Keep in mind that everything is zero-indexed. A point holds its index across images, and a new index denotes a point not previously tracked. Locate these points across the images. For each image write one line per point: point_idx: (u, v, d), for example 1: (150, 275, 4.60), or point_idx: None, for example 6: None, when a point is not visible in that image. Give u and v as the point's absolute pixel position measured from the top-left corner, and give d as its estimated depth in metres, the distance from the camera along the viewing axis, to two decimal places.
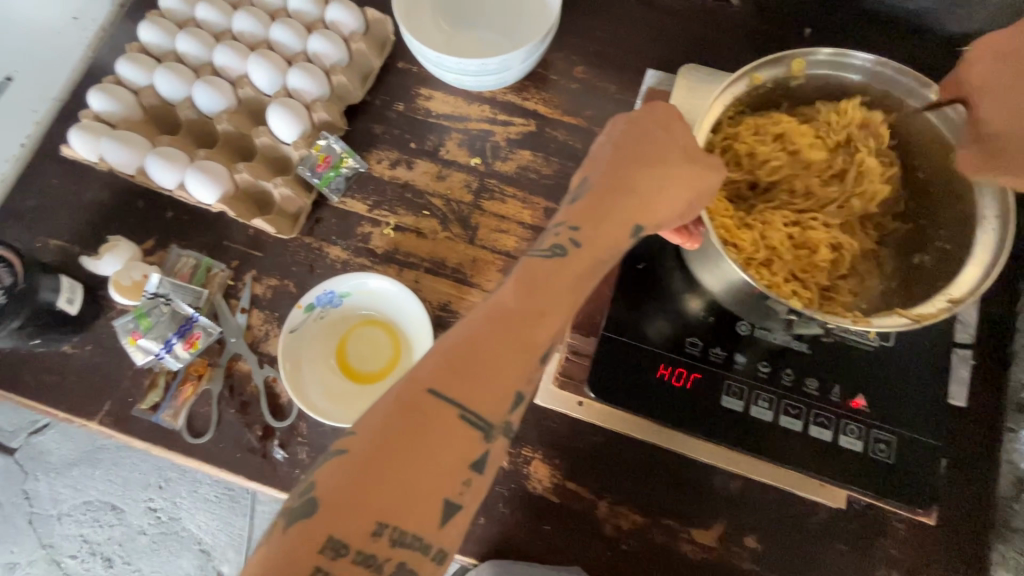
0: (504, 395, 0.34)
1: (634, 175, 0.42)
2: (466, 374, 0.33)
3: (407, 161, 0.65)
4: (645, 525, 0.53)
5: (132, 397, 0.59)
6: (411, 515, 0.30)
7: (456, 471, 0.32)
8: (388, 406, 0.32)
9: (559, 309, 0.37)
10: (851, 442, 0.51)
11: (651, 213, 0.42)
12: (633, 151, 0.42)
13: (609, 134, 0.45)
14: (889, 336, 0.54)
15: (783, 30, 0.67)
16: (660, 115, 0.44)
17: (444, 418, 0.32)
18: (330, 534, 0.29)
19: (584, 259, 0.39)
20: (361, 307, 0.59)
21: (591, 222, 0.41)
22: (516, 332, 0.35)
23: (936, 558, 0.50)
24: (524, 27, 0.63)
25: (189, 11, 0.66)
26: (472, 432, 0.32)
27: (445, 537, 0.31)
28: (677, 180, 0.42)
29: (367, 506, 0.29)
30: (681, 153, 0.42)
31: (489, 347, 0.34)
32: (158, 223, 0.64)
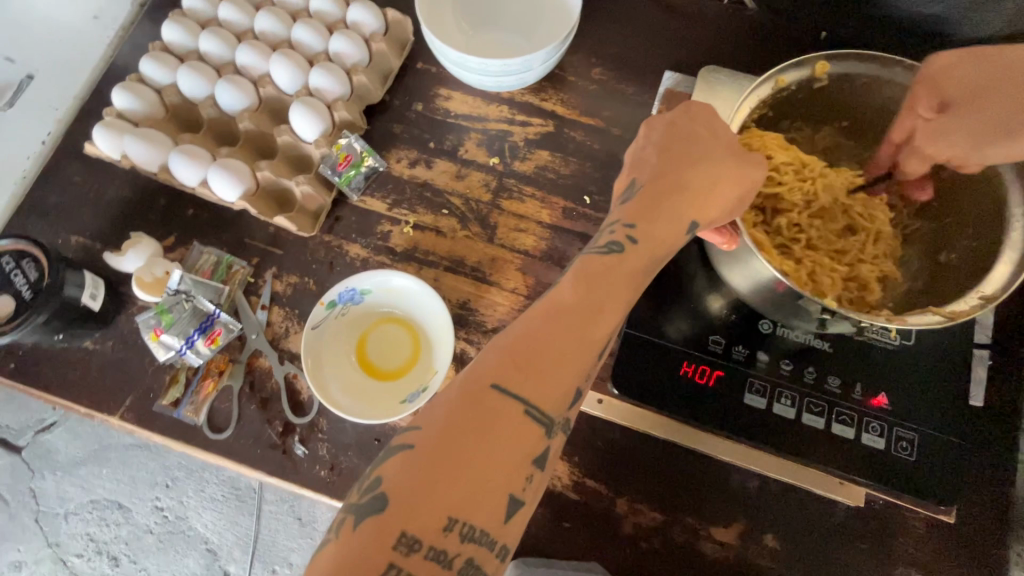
0: (565, 391, 0.34)
1: (685, 174, 0.43)
2: (527, 366, 0.34)
3: (427, 160, 0.65)
4: (665, 522, 0.53)
5: (153, 392, 0.59)
6: (479, 510, 0.30)
7: (521, 466, 0.32)
8: (453, 399, 0.33)
9: (613, 306, 0.38)
10: (872, 440, 0.52)
11: (707, 209, 0.43)
12: (681, 152, 0.44)
13: (648, 138, 0.46)
14: (910, 335, 0.54)
15: (799, 33, 0.68)
16: (702, 118, 0.45)
17: (508, 411, 0.32)
18: (405, 530, 0.29)
19: (639, 255, 0.40)
20: (383, 305, 0.59)
21: (644, 219, 0.42)
22: (572, 323, 0.36)
23: (957, 558, 0.51)
24: (544, 29, 0.63)
25: (212, 11, 0.67)
26: (534, 427, 0.33)
27: (509, 534, 0.31)
28: (727, 176, 0.43)
29: (437, 501, 0.29)
30: (728, 153, 0.44)
31: (544, 341, 0.35)
32: (180, 220, 0.64)
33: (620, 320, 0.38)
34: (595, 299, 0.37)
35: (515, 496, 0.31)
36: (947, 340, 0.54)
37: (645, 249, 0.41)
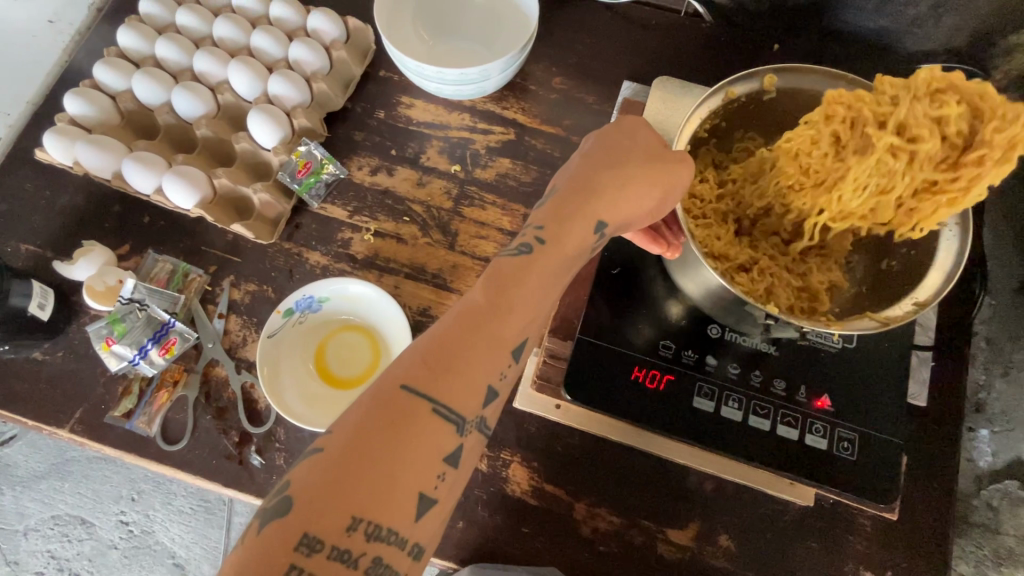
0: (476, 392, 0.35)
1: (597, 179, 0.44)
2: (439, 370, 0.34)
3: (388, 167, 0.65)
4: (622, 525, 0.54)
5: (105, 404, 0.58)
6: (388, 511, 0.30)
7: (432, 465, 0.32)
8: (368, 404, 0.33)
9: (524, 306, 0.38)
10: (815, 440, 0.53)
11: (616, 210, 0.44)
12: (599, 158, 0.46)
13: (580, 147, 0.48)
14: (851, 338, 0.56)
15: (754, 44, 0.70)
16: (625, 126, 0.48)
17: (418, 411, 0.32)
18: (305, 531, 0.29)
19: (551, 255, 0.41)
20: (341, 311, 0.59)
21: (556, 221, 0.42)
22: (483, 331, 0.36)
23: (901, 553, 0.53)
24: (503, 39, 0.64)
25: (169, 17, 0.66)
26: (445, 426, 0.33)
27: (421, 532, 0.32)
28: (637, 179, 0.44)
29: (344, 501, 0.30)
30: (644, 156, 0.45)
31: (456, 343, 0.35)
32: (134, 227, 0.63)
33: (531, 316, 0.39)
34: (507, 301, 0.38)
35: (425, 495, 0.32)
36: (890, 342, 0.56)
37: (556, 248, 0.41)
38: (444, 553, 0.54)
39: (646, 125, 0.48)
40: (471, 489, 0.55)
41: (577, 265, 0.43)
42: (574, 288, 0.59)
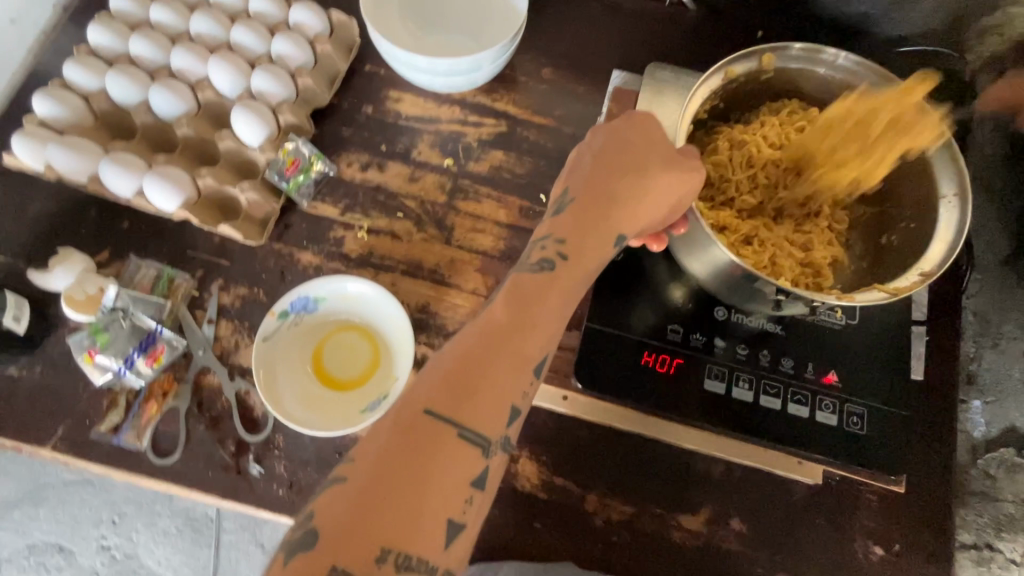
0: (500, 411, 0.34)
1: (617, 188, 0.43)
2: (464, 394, 0.33)
3: (379, 163, 0.64)
4: (635, 514, 0.54)
5: (90, 419, 0.55)
6: (416, 538, 0.29)
7: (458, 491, 0.31)
8: (389, 428, 0.32)
9: (544, 318, 0.38)
10: (825, 417, 0.53)
11: (635, 222, 0.44)
12: (616, 163, 0.44)
13: (590, 142, 0.46)
14: (854, 315, 0.56)
15: (738, 32, 0.71)
16: (639, 124, 0.46)
17: (441, 437, 0.32)
18: (334, 564, 0.27)
19: (572, 272, 0.40)
20: (338, 312, 0.57)
21: (576, 232, 0.42)
22: (506, 345, 0.36)
23: (905, 525, 0.54)
24: (491, 28, 0.63)
25: (143, 14, 0.64)
26: (469, 448, 0.32)
27: (452, 558, 0.30)
28: (657, 189, 0.44)
29: (373, 530, 0.29)
30: (661, 161, 0.44)
31: (480, 363, 0.35)
32: (114, 232, 0.60)
33: (551, 336, 0.38)
34: (529, 315, 0.38)
35: (454, 520, 0.31)
36: (887, 318, 0.57)
37: (578, 263, 0.41)
38: None
39: (657, 124, 0.47)
40: None
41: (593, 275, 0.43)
42: None
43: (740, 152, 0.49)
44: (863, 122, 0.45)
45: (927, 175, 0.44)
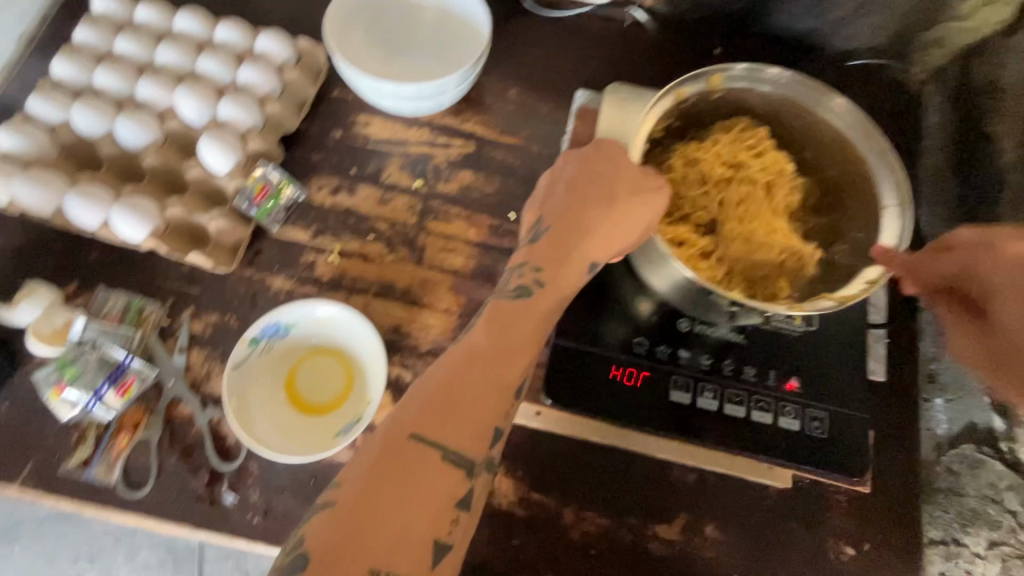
0: (483, 431, 0.36)
1: (586, 218, 0.45)
2: (445, 417, 0.35)
3: (349, 187, 0.65)
4: (611, 526, 0.55)
5: (58, 454, 0.54)
6: (403, 558, 0.31)
7: (444, 511, 0.33)
8: (377, 452, 0.34)
9: (524, 343, 0.40)
10: (789, 422, 0.55)
11: (607, 248, 0.45)
12: (586, 194, 0.46)
13: (562, 173, 0.48)
14: (813, 321, 0.58)
15: (696, 50, 0.74)
16: (607, 155, 0.47)
17: (426, 460, 0.33)
18: None
19: (546, 299, 0.42)
20: (310, 337, 0.57)
21: (550, 261, 0.44)
22: (488, 369, 0.38)
23: (872, 523, 0.56)
24: (456, 51, 0.64)
25: (109, 46, 0.64)
26: (453, 469, 0.34)
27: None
28: (626, 217, 0.45)
29: (362, 553, 0.30)
30: (628, 189, 0.46)
31: (460, 389, 0.36)
32: (81, 264, 0.60)
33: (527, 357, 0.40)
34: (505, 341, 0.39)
35: (440, 540, 0.32)
36: (845, 321, 0.59)
37: (552, 290, 0.43)
38: None
39: (622, 148, 0.48)
40: None
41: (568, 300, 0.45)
42: None
43: (695, 168, 0.50)
44: (770, 168, 0.49)
45: (869, 188, 0.47)
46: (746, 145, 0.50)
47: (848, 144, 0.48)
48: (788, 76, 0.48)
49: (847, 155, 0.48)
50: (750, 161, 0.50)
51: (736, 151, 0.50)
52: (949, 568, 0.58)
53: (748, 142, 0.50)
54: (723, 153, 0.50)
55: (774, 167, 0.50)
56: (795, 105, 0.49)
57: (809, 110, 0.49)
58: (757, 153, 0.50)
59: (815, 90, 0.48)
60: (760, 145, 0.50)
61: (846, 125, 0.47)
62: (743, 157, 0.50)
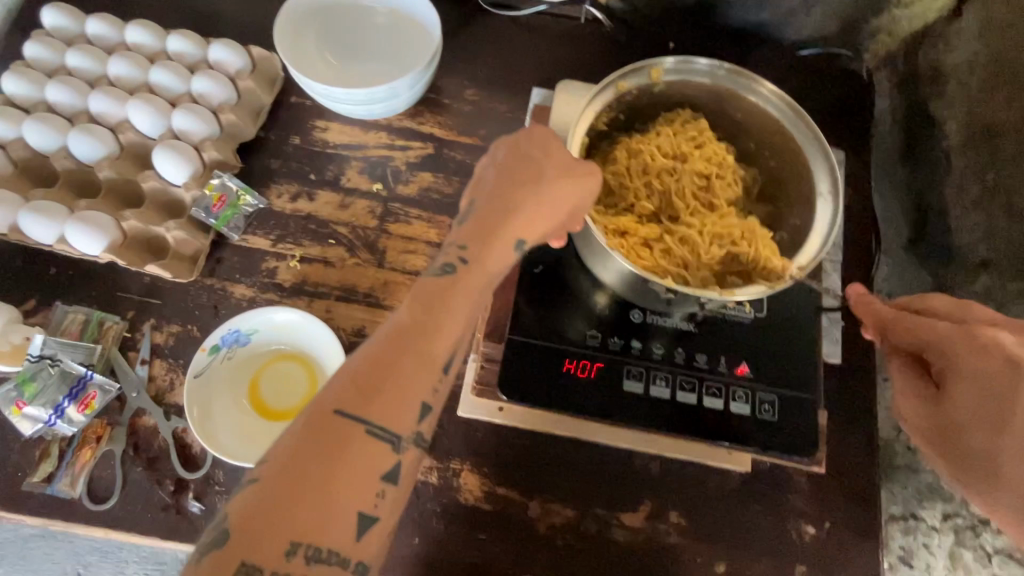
0: (412, 406, 0.32)
1: (514, 197, 0.42)
2: (369, 392, 0.31)
3: (309, 193, 0.65)
4: (577, 517, 0.55)
5: (22, 471, 0.54)
6: (329, 532, 0.28)
7: (370, 485, 0.30)
8: (297, 428, 0.30)
9: (455, 320, 0.36)
10: (740, 407, 0.55)
11: (533, 229, 0.42)
12: (515, 173, 0.43)
13: (492, 155, 0.45)
14: (762, 308, 0.59)
15: (651, 44, 0.75)
16: (536, 136, 0.45)
17: (349, 436, 0.30)
18: (244, 560, 0.27)
19: (473, 276, 0.39)
20: (272, 343, 0.58)
21: (476, 240, 0.40)
22: (414, 347, 0.34)
23: (833, 502, 0.57)
24: (409, 54, 0.65)
25: (60, 60, 0.64)
26: (378, 444, 0.30)
27: (364, 550, 0.29)
28: (553, 197, 0.42)
29: (282, 527, 0.27)
30: (557, 168, 0.43)
31: (387, 366, 0.32)
32: (40, 280, 0.60)
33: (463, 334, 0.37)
34: (435, 318, 0.36)
35: (365, 513, 0.29)
36: (797, 307, 0.60)
37: (478, 267, 0.39)
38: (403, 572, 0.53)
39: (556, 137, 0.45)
40: (425, 503, 0.55)
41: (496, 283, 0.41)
42: (501, 291, 0.59)
43: (637, 159, 0.51)
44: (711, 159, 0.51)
45: (806, 174, 0.48)
46: (688, 137, 0.51)
47: (784, 131, 0.49)
48: (721, 67, 0.49)
49: (785, 143, 0.49)
50: (692, 152, 0.50)
51: (678, 144, 0.51)
52: (910, 542, 0.59)
53: (689, 134, 0.51)
54: (665, 146, 0.51)
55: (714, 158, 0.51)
56: (733, 95, 0.50)
57: (746, 100, 0.50)
58: (698, 146, 0.51)
59: (748, 80, 0.49)
60: (701, 137, 0.51)
61: (780, 114, 0.49)
62: (685, 148, 0.50)
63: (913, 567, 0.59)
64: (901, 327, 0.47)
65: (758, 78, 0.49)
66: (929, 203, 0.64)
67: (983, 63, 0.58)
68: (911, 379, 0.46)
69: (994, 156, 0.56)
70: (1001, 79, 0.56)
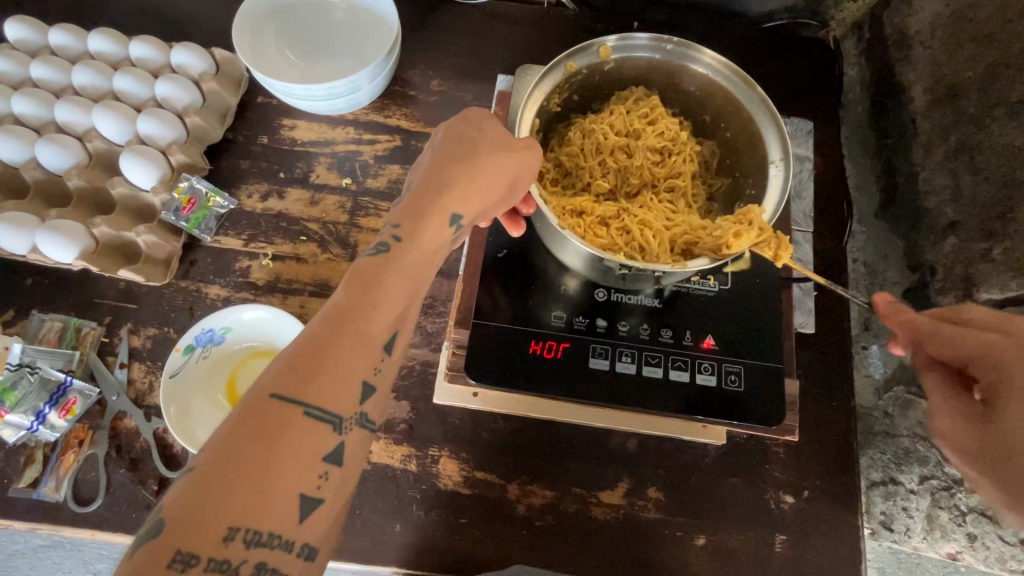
0: (352, 386, 0.33)
1: (449, 171, 0.43)
2: (307, 374, 0.32)
3: (279, 191, 0.65)
4: (556, 497, 0.56)
5: (8, 477, 0.55)
6: (266, 514, 0.28)
7: (310, 466, 0.30)
8: (235, 416, 0.30)
9: (394, 298, 0.37)
10: (706, 379, 0.55)
11: (469, 201, 0.42)
12: (451, 151, 0.44)
13: (431, 141, 0.46)
14: (727, 280, 0.59)
15: (615, 24, 0.74)
16: (472, 118, 0.46)
17: (288, 421, 0.30)
18: (178, 548, 0.26)
19: (409, 254, 0.39)
20: (245, 340, 0.58)
21: (410, 216, 0.41)
22: (354, 327, 0.34)
23: (810, 470, 0.57)
24: (370, 47, 0.65)
25: (24, 72, 0.64)
26: (318, 425, 0.31)
27: (308, 532, 0.30)
28: (486, 169, 0.43)
29: (218, 512, 0.27)
30: (492, 145, 0.44)
31: (325, 348, 0.33)
32: (17, 291, 0.61)
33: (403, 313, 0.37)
34: (374, 296, 0.36)
35: (308, 495, 0.30)
36: (765, 279, 0.60)
37: (413, 244, 0.39)
38: (385, 559, 0.54)
39: (494, 116, 0.47)
40: (405, 490, 0.56)
41: (436, 262, 0.42)
42: (469, 278, 0.59)
43: (591, 138, 0.51)
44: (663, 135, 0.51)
45: (759, 143, 0.48)
46: (640, 114, 0.51)
47: (734, 101, 0.49)
48: (668, 40, 0.49)
49: (737, 113, 0.49)
50: (644, 128, 0.51)
51: (631, 121, 0.51)
52: (889, 507, 0.60)
53: (641, 111, 0.51)
54: (618, 124, 0.51)
55: (667, 133, 0.51)
56: (684, 69, 0.50)
57: (697, 72, 0.50)
58: (650, 122, 0.51)
59: (697, 52, 0.49)
60: (653, 114, 0.51)
61: (730, 84, 0.48)
62: (637, 125, 0.51)
63: (894, 530, 0.60)
64: (936, 341, 0.43)
65: (705, 48, 0.48)
66: (897, 167, 0.64)
67: (943, 23, 0.58)
68: (956, 397, 0.43)
69: (957, 116, 0.56)
70: (962, 38, 0.56)
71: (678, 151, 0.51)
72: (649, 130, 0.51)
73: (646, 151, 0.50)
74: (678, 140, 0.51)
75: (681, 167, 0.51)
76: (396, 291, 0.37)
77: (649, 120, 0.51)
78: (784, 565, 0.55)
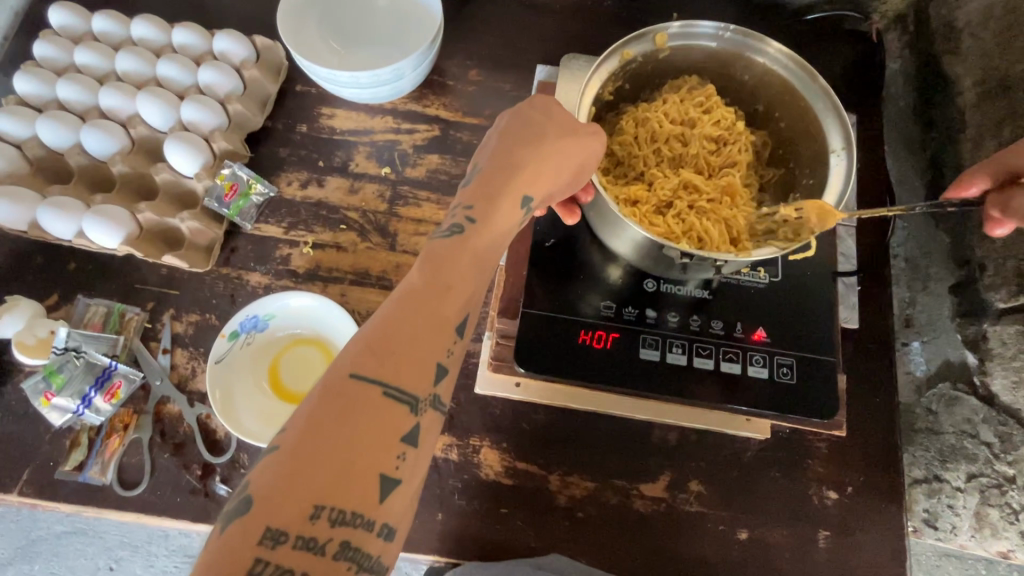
0: (427, 367, 0.33)
1: (518, 154, 0.43)
2: (383, 353, 0.32)
3: (319, 179, 0.65)
4: (597, 489, 0.56)
5: (53, 460, 0.55)
6: (350, 493, 0.28)
7: (388, 446, 0.30)
8: (316, 397, 0.30)
9: (463, 281, 0.37)
10: (757, 371, 0.55)
11: (538, 185, 0.43)
12: (519, 135, 0.44)
13: (495, 125, 0.46)
14: (777, 272, 0.59)
15: (654, 15, 0.74)
16: (538, 104, 0.46)
17: (369, 399, 0.30)
18: (268, 524, 0.27)
19: (481, 237, 0.39)
20: (291, 327, 0.59)
21: (482, 199, 0.41)
22: (427, 310, 0.34)
23: (854, 465, 0.57)
24: (411, 36, 0.65)
25: (69, 59, 0.65)
26: (395, 405, 0.31)
27: (388, 512, 0.29)
28: (555, 153, 0.43)
29: (304, 489, 0.27)
30: (559, 129, 0.44)
31: (401, 330, 0.33)
32: (61, 275, 0.61)
33: (472, 296, 0.37)
34: (446, 279, 0.36)
35: (387, 475, 0.30)
36: (811, 273, 0.59)
37: (486, 228, 0.39)
38: (427, 548, 0.54)
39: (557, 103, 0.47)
40: (446, 479, 0.56)
41: (505, 243, 0.42)
42: (513, 268, 0.59)
43: (644, 128, 0.51)
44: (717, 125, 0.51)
45: (818, 132, 0.47)
46: (694, 104, 0.51)
47: (792, 90, 0.48)
48: (727, 29, 0.48)
49: (795, 103, 0.49)
50: (699, 118, 0.50)
51: (685, 110, 0.51)
52: (934, 505, 0.61)
53: (696, 101, 0.51)
54: (671, 114, 0.51)
55: (721, 123, 0.51)
56: (740, 58, 0.50)
57: (754, 61, 0.49)
58: (705, 112, 0.51)
59: (756, 41, 0.48)
60: (707, 104, 0.51)
61: (789, 73, 0.48)
62: (691, 114, 0.50)
63: (939, 528, 0.61)
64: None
65: (766, 37, 0.48)
66: (945, 160, 0.63)
67: (996, 14, 0.57)
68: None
69: (1010, 108, 0.55)
70: (1016, 30, 0.55)
71: (731, 141, 0.51)
72: (704, 120, 0.50)
73: (700, 140, 0.50)
74: (731, 131, 0.51)
75: (735, 157, 0.51)
76: (466, 274, 0.37)
77: (704, 110, 0.51)
78: (828, 560, 0.54)
